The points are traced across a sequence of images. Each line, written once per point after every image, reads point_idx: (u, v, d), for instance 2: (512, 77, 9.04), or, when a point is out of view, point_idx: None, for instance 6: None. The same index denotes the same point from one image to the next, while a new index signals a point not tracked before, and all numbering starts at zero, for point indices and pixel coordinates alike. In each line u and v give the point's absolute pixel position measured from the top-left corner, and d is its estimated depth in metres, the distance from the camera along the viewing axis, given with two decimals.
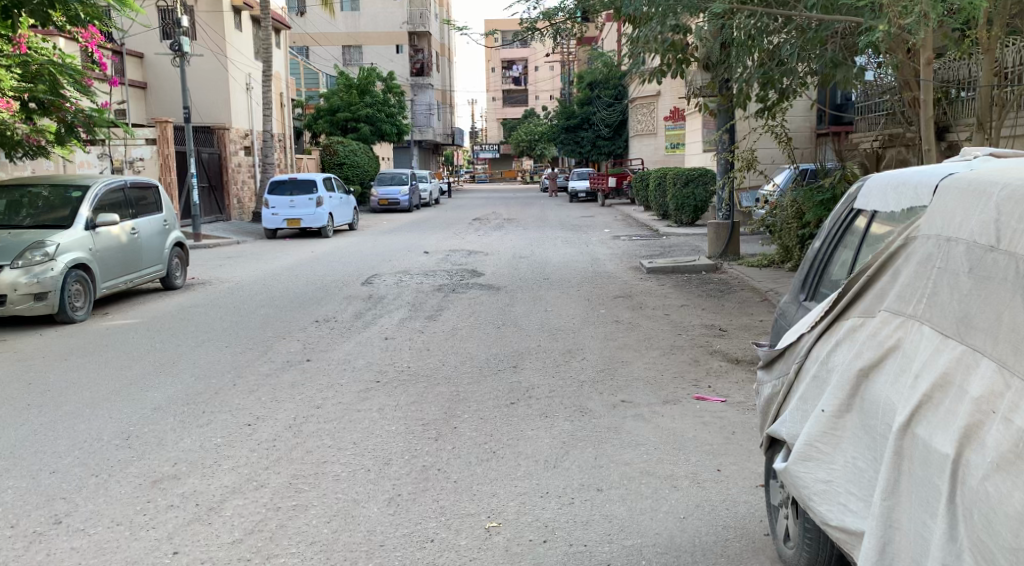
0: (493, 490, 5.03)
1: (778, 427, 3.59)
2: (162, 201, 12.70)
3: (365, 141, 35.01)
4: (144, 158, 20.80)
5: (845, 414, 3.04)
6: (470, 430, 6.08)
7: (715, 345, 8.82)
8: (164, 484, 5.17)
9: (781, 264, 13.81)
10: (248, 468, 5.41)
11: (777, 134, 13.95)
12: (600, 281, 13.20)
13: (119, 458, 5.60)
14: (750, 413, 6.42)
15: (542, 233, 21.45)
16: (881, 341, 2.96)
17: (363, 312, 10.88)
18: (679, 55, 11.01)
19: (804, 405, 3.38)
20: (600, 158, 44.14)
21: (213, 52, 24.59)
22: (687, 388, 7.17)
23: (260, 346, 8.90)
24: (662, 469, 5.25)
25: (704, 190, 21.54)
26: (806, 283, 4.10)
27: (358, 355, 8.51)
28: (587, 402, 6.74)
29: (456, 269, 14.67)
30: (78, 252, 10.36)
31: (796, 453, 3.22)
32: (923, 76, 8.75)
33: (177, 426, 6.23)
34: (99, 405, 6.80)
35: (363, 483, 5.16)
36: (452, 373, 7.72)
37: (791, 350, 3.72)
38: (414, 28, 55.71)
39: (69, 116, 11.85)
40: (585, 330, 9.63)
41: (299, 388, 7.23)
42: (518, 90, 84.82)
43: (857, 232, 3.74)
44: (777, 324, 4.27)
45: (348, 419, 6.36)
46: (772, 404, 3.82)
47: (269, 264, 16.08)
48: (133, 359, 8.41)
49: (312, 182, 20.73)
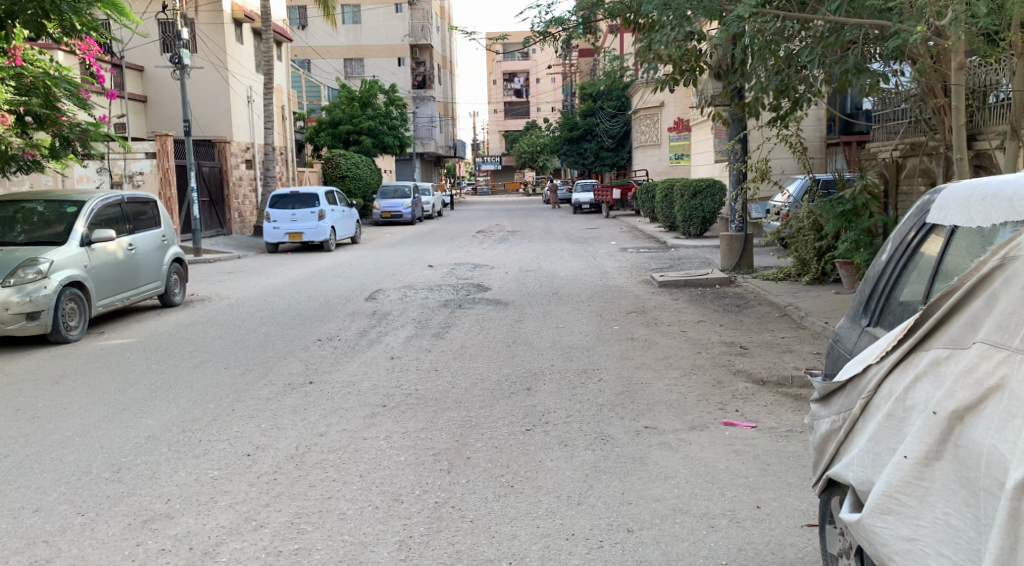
0: (513, 531, 4.62)
1: (840, 470, 3.21)
2: (161, 216, 12.34)
3: (367, 153, 34.69)
4: (144, 172, 20.35)
5: (934, 462, 2.75)
6: (484, 461, 5.66)
7: (738, 364, 8.39)
8: (156, 524, 4.75)
9: (797, 278, 13.31)
10: (246, 506, 4.99)
11: (792, 143, 13.50)
12: (612, 296, 12.77)
13: (109, 493, 5.18)
14: (784, 440, 6.00)
15: (547, 246, 21.07)
16: (980, 380, 2.70)
17: (368, 329, 10.47)
18: (690, 62, 10.54)
19: (872, 445, 3.05)
20: (603, 169, 43.85)
21: (214, 64, 24.26)
22: (713, 412, 6.74)
23: (260, 367, 8.49)
24: (696, 506, 4.86)
25: (712, 201, 21.15)
26: (867, 306, 3.73)
27: (363, 376, 8.11)
28: (608, 428, 6.33)
29: (463, 284, 14.27)
30: (73, 269, 9.97)
31: (870, 505, 2.91)
32: (954, 81, 8.38)
33: (172, 457, 5.81)
34: (89, 433, 6.38)
35: (371, 522, 4.74)
36: (464, 396, 7.31)
37: (853, 384, 3.34)
38: (414, 40, 55.48)
39: (65, 131, 11.50)
40: (599, 348, 9.21)
41: (301, 414, 6.82)
42: (519, 103, 84.49)
43: (934, 251, 3.42)
44: (832, 351, 3.90)
45: (354, 449, 5.95)
46: (828, 443, 3.42)
47: (270, 280, 15.66)
48: (127, 382, 7.99)
49: (315, 195, 20.36)
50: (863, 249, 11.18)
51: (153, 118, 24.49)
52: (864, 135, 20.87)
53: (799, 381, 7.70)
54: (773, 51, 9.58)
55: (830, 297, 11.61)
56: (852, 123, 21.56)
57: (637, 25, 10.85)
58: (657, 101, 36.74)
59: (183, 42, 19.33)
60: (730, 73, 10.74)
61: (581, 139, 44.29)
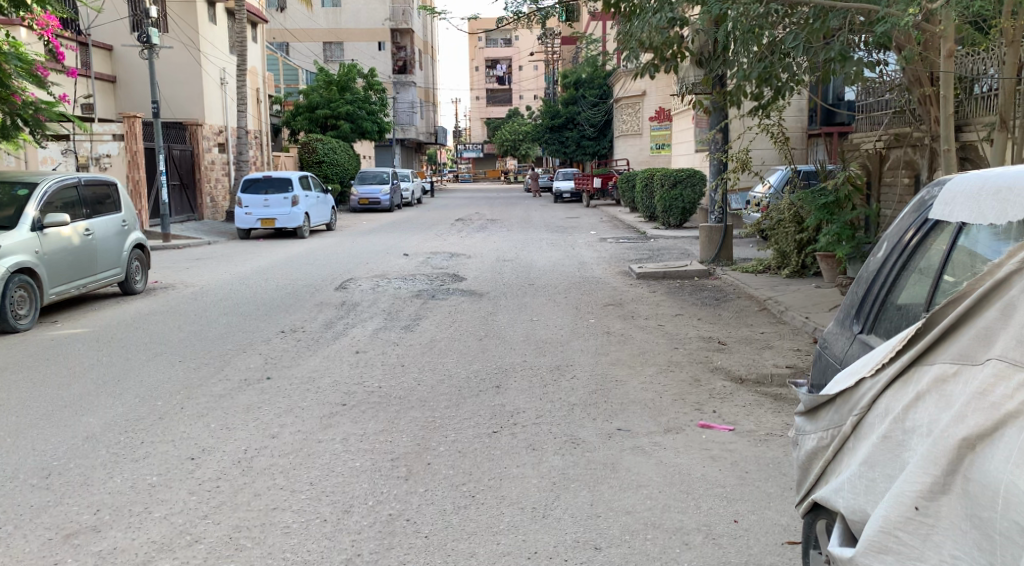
0: (471, 548, 4.27)
1: (830, 495, 2.89)
2: (122, 201, 11.87)
3: (344, 138, 34.13)
4: (111, 154, 19.82)
5: (938, 497, 2.46)
6: (446, 467, 5.29)
7: (716, 361, 8.06)
8: (79, 539, 4.41)
9: (777, 271, 13.00)
10: (183, 517, 4.63)
11: (774, 132, 13.05)
12: (587, 287, 12.41)
13: (32, 503, 4.82)
14: (763, 446, 5.65)
15: (526, 235, 20.70)
16: (996, 403, 2.42)
17: (334, 321, 10.06)
18: (672, 48, 10.08)
19: (866, 470, 2.73)
20: (583, 158, 43.50)
21: (185, 44, 23.58)
22: (689, 413, 6.40)
23: (215, 362, 8.07)
24: (669, 520, 4.52)
25: (692, 191, 20.79)
26: (860, 311, 3.37)
27: (325, 372, 7.71)
28: (578, 431, 5.97)
29: (437, 273, 13.89)
30: (23, 256, 9.51)
31: (864, 542, 2.60)
32: (944, 69, 7.97)
33: (110, 460, 5.43)
34: (23, 433, 5.96)
35: (317, 538, 4.39)
36: (428, 395, 6.92)
37: (842, 397, 3.01)
38: (395, 24, 54.71)
39: (16, 109, 11.00)
40: (573, 343, 8.85)
41: (254, 413, 6.42)
42: (501, 90, 83.84)
43: (938, 252, 3.09)
44: (819, 359, 3.55)
45: (306, 453, 5.56)
46: (815, 463, 3.08)
47: (238, 267, 15.20)
48: (73, 375, 7.59)
49: (287, 180, 19.83)
50: (845, 241, 10.70)
51: (122, 99, 23.91)
52: (846, 126, 20.62)
53: (779, 380, 7.36)
54: (758, 36, 9.14)
55: (812, 290, 11.29)
56: (834, 113, 21.31)
57: (618, 11, 10.43)
58: (638, 89, 36.29)
59: (152, 20, 18.71)
60: (713, 60, 10.31)
61: (562, 127, 43.69)
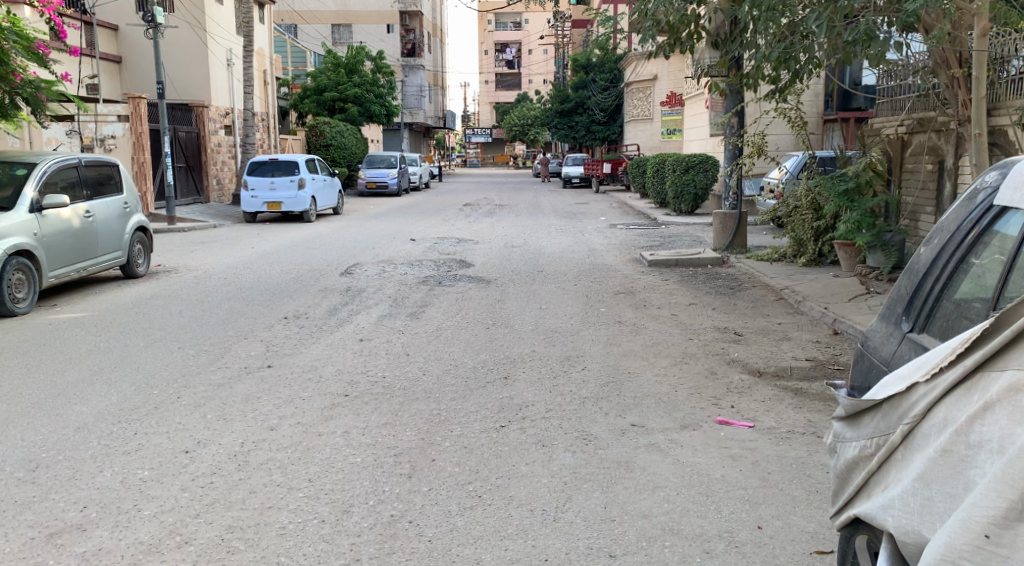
0: (477, 555, 4.00)
1: (879, 512, 2.64)
2: (124, 183, 11.61)
3: (352, 122, 33.84)
4: (116, 135, 19.56)
5: (1015, 523, 2.23)
6: (451, 465, 5.01)
7: (733, 353, 7.76)
8: (63, 539, 4.16)
9: (793, 259, 12.66)
10: (173, 516, 4.38)
11: (791, 117, 12.70)
12: (598, 275, 12.11)
13: (17, 498, 4.58)
14: (785, 444, 5.37)
15: (535, 221, 20.38)
16: None
17: (338, 307, 9.78)
18: (688, 28, 9.67)
19: (920, 487, 2.50)
20: (593, 143, 43.06)
21: (190, 24, 23.27)
22: (707, 408, 6.12)
23: (215, 349, 7.81)
24: (689, 526, 4.25)
25: (704, 176, 20.42)
26: (910, 307, 3.08)
27: (327, 360, 7.44)
28: (590, 427, 5.69)
29: (444, 259, 13.59)
30: (21, 238, 9.24)
31: None
32: (978, 49, 7.62)
33: (99, 453, 5.18)
34: (14, 423, 5.72)
35: (314, 541, 4.13)
36: (434, 386, 6.65)
37: (891, 403, 2.75)
38: (404, 7, 54.28)
39: (15, 88, 10.71)
40: (584, 332, 8.55)
41: (253, 404, 6.15)
42: (509, 73, 83.30)
43: (1003, 245, 2.81)
44: (861, 359, 3.26)
45: (305, 447, 5.29)
46: (857, 473, 2.83)
47: (242, 251, 14.93)
48: (69, 362, 7.34)
49: (294, 162, 19.51)
50: (865, 230, 10.43)
51: (127, 80, 23.64)
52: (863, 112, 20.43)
53: (799, 374, 7.07)
54: (781, 14, 8.77)
55: (829, 279, 10.97)
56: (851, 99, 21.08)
57: None
58: (650, 73, 35.94)
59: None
60: (729, 42, 9.92)
61: (572, 111, 43.29)
